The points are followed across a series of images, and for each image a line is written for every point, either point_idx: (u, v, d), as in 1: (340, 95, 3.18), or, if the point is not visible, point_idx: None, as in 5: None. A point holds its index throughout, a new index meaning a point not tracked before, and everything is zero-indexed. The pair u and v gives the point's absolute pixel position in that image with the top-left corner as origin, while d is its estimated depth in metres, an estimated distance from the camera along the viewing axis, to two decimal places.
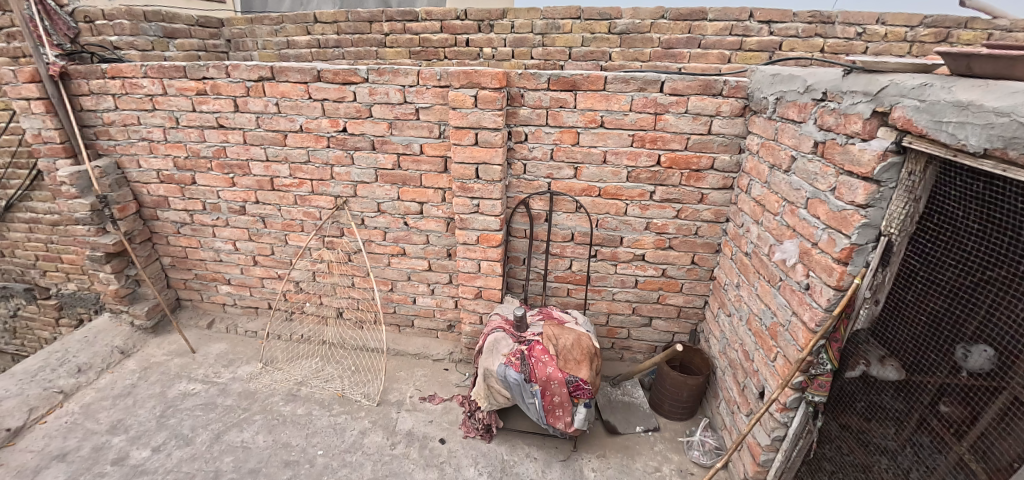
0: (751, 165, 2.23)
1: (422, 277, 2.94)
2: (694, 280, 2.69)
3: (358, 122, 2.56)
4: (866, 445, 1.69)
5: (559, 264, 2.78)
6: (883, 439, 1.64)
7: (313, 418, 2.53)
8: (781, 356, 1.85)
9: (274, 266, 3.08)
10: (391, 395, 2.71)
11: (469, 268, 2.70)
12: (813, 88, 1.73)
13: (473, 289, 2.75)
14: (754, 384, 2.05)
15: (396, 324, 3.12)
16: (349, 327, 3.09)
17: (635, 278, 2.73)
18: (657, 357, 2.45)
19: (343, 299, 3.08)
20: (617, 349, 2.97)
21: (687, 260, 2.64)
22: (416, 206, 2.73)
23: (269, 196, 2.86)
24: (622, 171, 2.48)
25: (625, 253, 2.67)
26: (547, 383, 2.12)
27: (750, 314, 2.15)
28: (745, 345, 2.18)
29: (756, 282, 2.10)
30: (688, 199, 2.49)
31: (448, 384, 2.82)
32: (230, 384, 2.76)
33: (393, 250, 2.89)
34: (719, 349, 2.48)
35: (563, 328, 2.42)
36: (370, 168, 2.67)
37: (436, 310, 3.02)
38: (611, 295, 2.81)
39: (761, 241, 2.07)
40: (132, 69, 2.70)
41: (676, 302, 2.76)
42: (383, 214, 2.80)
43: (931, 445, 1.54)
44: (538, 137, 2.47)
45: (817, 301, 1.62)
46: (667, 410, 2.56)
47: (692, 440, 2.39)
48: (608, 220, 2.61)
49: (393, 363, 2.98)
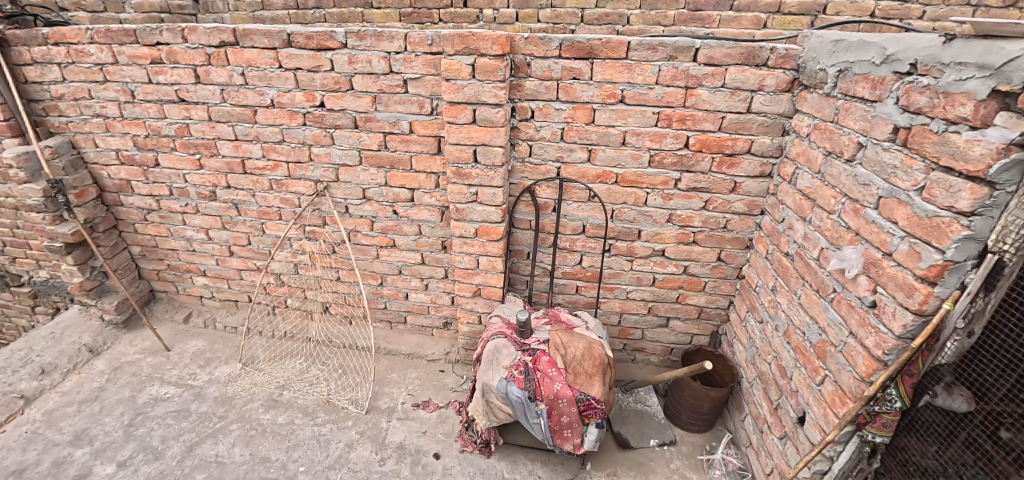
0: (798, 150, 1.89)
1: (415, 272, 2.65)
2: (719, 279, 2.40)
3: (337, 96, 2.20)
4: (905, 465, 1.41)
5: (568, 259, 2.48)
6: (924, 458, 1.35)
7: (296, 429, 2.31)
8: (831, 381, 1.58)
9: (252, 257, 2.80)
10: (381, 401, 2.49)
11: (466, 264, 2.42)
12: (894, 58, 1.37)
13: (471, 286, 2.47)
14: (791, 407, 1.79)
15: (387, 320, 2.87)
16: (336, 322, 2.84)
17: (653, 276, 2.45)
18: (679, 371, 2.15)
19: (328, 293, 2.81)
20: (629, 351, 2.71)
21: (712, 257, 2.34)
22: (407, 193, 2.42)
23: (240, 180, 2.55)
24: (643, 155, 2.14)
25: (642, 248, 2.38)
26: (554, 402, 1.87)
27: (789, 325, 1.86)
28: (780, 360, 1.91)
29: (798, 290, 1.81)
30: (718, 188, 2.17)
31: (444, 388, 2.59)
32: (207, 387, 2.53)
33: (382, 242, 2.59)
34: (746, 358, 2.21)
35: (572, 335, 2.15)
36: (352, 148, 2.33)
37: (430, 306, 2.76)
38: (625, 294, 2.53)
39: (809, 243, 1.76)
40: (76, 34, 2.32)
41: (697, 302, 2.48)
42: (369, 202, 2.48)
43: (976, 469, 1.20)
44: (546, 115, 2.12)
45: (888, 325, 1.33)
46: (684, 421, 2.32)
47: (713, 459, 2.15)
48: (624, 211, 2.29)
49: (385, 364, 2.75)
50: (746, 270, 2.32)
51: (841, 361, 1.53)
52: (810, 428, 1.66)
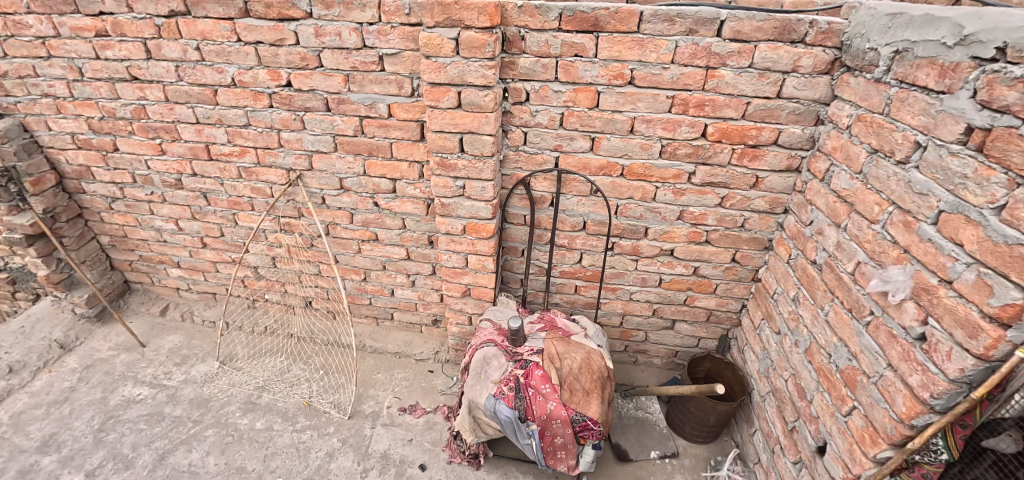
0: (835, 144, 1.64)
1: (400, 268, 2.48)
2: (732, 281, 2.18)
3: (305, 74, 1.94)
4: None
5: (566, 258, 2.27)
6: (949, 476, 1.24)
7: (274, 435, 2.18)
8: (860, 415, 1.39)
9: (227, 249, 2.65)
10: (365, 405, 2.35)
11: (454, 263, 2.22)
12: (974, 39, 1.10)
13: (460, 286, 2.28)
14: (809, 434, 1.61)
15: (373, 316, 2.72)
16: (319, 317, 2.69)
17: (659, 276, 2.24)
18: (687, 388, 1.95)
19: (309, 288, 2.65)
20: (630, 352, 2.54)
21: (726, 258, 2.12)
22: (388, 184, 2.20)
23: (207, 167, 2.34)
24: (653, 145, 1.88)
25: (649, 247, 2.16)
26: (547, 423, 1.70)
27: (811, 342, 1.66)
28: (798, 379, 1.72)
29: (826, 306, 1.61)
30: (737, 184, 1.94)
31: (432, 391, 2.45)
32: (182, 389, 2.40)
33: (363, 236, 2.40)
34: (758, 369, 2.02)
35: (568, 345, 1.97)
36: (325, 133, 2.10)
37: (418, 303, 2.59)
38: (627, 294, 2.33)
39: (843, 254, 1.53)
40: (10, 2, 2.03)
41: (706, 304, 2.28)
42: (347, 193, 2.28)
43: None
44: (543, 98, 1.85)
45: (940, 365, 1.12)
46: (688, 432, 2.16)
47: (717, 475, 2.00)
48: (630, 206, 2.06)
49: (370, 363, 2.61)
50: (763, 274, 2.10)
51: (874, 394, 1.34)
52: (831, 462, 1.48)
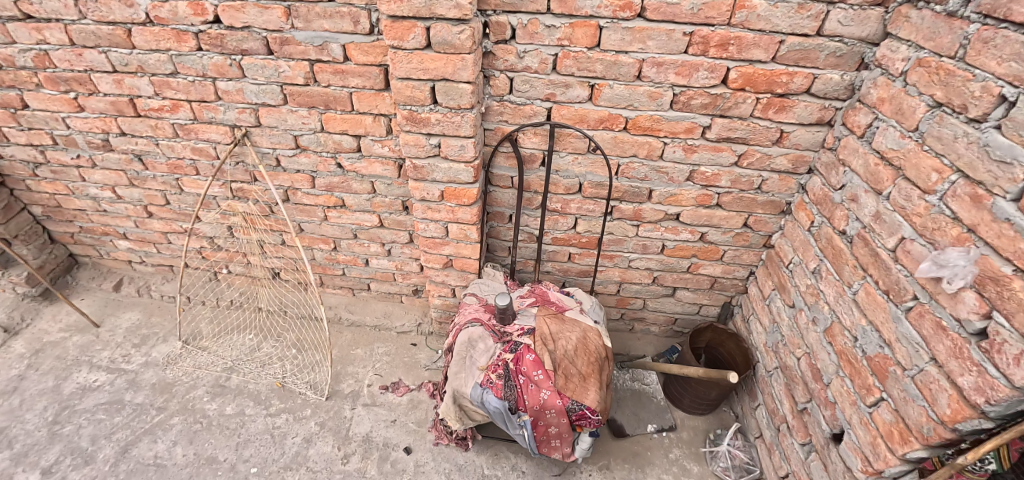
0: (884, 95, 1.37)
1: (373, 236, 2.22)
2: (741, 247, 1.99)
3: (234, 7, 1.55)
4: None
5: (560, 224, 2.03)
6: None
7: (246, 421, 2.03)
8: (889, 409, 1.25)
9: (176, 218, 2.37)
10: (344, 384, 2.19)
11: (432, 232, 1.97)
12: None
13: (441, 258, 2.05)
14: (823, 419, 1.49)
15: (348, 287, 2.50)
16: (289, 289, 2.48)
17: (662, 243, 2.03)
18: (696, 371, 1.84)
19: (274, 259, 2.39)
20: (627, 320, 2.38)
21: (737, 223, 1.91)
22: (350, 142, 1.87)
23: (136, 125, 1.98)
24: (664, 93, 1.58)
25: (652, 212, 1.92)
26: (541, 413, 1.56)
27: (833, 322, 1.50)
28: (813, 360, 1.58)
29: (855, 284, 1.43)
30: (758, 139, 1.67)
31: (415, 366, 2.29)
32: (143, 373, 2.21)
33: (328, 202, 2.11)
34: (765, 342, 1.89)
35: (562, 323, 1.79)
36: (270, 82, 1.74)
37: (396, 274, 2.37)
38: (626, 262, 2.13)
39: (883, 229, 1.33)
40: None
41: (711, 271, 2.09)
42: (304, 152, 1.96)
43: None
44: (532, 35, 1.50)
45: (1005, 370, 0.95)
46: (687, 405, 2.05)
47: (716, 451, 1.89)
48: (632, 165, 1.79)
49: (347, 337, 2.42)
50: (776, 240, 1.90)
51: (910, 389, 1.19)
52: (848, 452, 1.37)
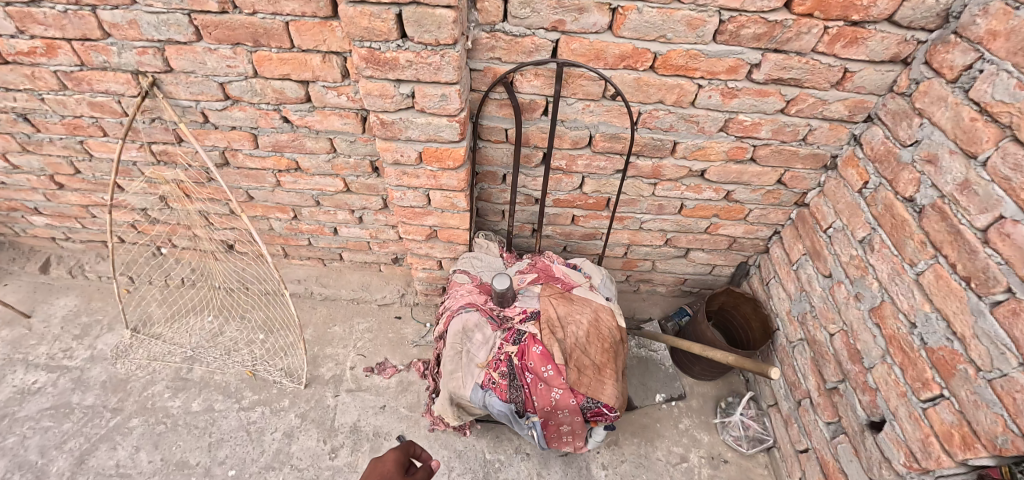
0: (999, 26, 1.04)
1: (339, 202, 1.86)
2: (769, 206, 1.74)
3: None
4: None
5: (564, 184, 1.71)
6: None
7: (216, 418, 1.82)
8: (951, 409, 1.11)
9: (94, 189, 1.94)
10: (324, 368, 1.98)
11: (411, 202, 1.63)
12: None
13: (424, 229, 1.73)
14: (859, 403, 1.37)
15: (317, 257, 2.19)
16: (249, 262, 2.16)
17: (681, 203, 1.76)
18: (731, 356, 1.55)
19: (226, 231, 2.07)
20: (633, 282, 2.18)
21: (770, 179, 1.64)
22: (295, 90, 1.44)
23: (4, 74, 1.47)
24: (708, 21, 1.20)
25: (673, 168, 1.61)
26: (552, 413, 1.39)
27: (885, 302, 1.32)
28: (851, 339, 1.42)
29: (919, 263, 1.22)
30: (815, 80, 1.34)
31: (401, 343, 2.08)
32: (90, 370, 1.95)
33: (279, 164, 1.72)
34: (789, 311, 1.72)
35: (571, 305, 1.55)
36: (171, 9, 1.25)
37: (371, 242, 2.06)
38: (637, 224, 1.87)
39: (972, 203, 1.09)
40: None
41: (731, 232, 1.86)
42: (238, 105, 1.53)
43: None
44: None
45: None
46: (697, 373, 1.94)
47: (728, 422, 1.82)
48: (656, 114, 1.44)
49: (322, 314, 2.16)
50: (813, 199, 1.66)
51: (984, 393, 1.03)
52: (888, 443, 1.26)
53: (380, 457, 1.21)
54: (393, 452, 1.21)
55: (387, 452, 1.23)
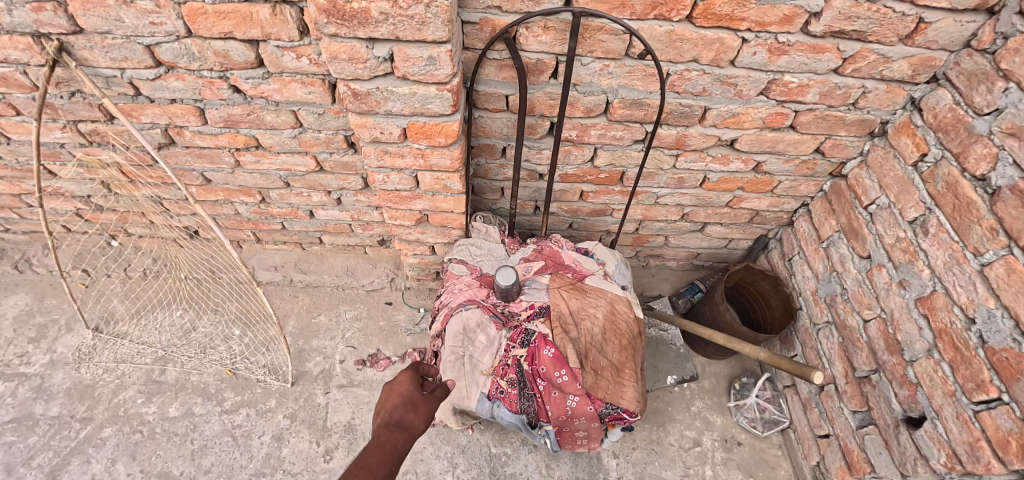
0: None
1: (312, 183, 1.61)
2: (801, 177, 1.56)
3: None
4: None
5: (573, 157, 1.48)
6: None
7: (197, 423, 1.68)
8: (1010, 417, 0.99)
9: (22, 176, 1.66)
10: (311, 363, 1.82)
11: (398, 185, 1.36)
12: None
13: (414, 214, 1.49)
14: (894, 397, 1.28)
15: (294, 241, 1.97)
16: (218, 249, 1.97)
17: (703, 175, 1.56)
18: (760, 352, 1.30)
19: (189, 218, 1.83)
20: (642, 257, 2.03)
21: (808, 149, 1.44)
22: (241, 51, 1.15)
23: None
24: None
25: (699, 138, 1.39)
26: (567, 422, 1.26)
27: (937, 293, 1.18)
28: (891, 328, 1.30)
29: (986, 253, 1.06)
30: (883, 32, 1.09)
31: (394, 332, 1.92)
32: (51, 376, 1.77)
33: (235, 142, 1.45)
34: (816, 291, 1.60)
35: (584, 298, 1.39)
36: None
37: (353, 225, 1.83)
38: (653, 199, 1.67)
39: None
40: None
41: (754, 205, 1.69)
42: (174, 73, 1.24)
43: None
44: None
45: None
46: (711, 354, 1.84)
47: (743, 404, 1.75)
48: (688, 75, 1.20)
49: (305, 302, 1.97)
50: (852, 170, 1.48)
51: None
52: (927, 441, 1.18)
53: (395, 378, 1.13)
54: (406, 372, 1.12)
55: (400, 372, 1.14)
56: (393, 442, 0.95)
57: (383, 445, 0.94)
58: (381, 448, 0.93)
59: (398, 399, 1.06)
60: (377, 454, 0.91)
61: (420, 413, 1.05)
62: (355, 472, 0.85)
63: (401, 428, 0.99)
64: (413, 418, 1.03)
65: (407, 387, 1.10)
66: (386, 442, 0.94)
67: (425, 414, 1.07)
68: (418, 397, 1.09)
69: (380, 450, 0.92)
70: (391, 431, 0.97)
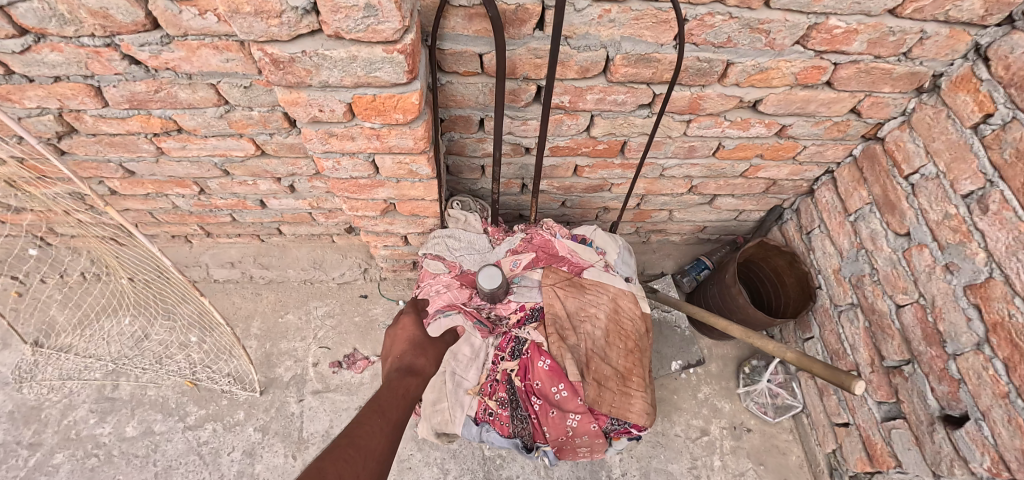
0: None
1: (255, 170, 1.36)
2: (829, 141, 1.34)
3: None
4: None
5: (565, 129, 1.24)
6: None
7: (159, 442, 1.52)
8: None
9: None
10: (282, 368, 1.64)
11: (354, 173, 1.12)
12: None
13: (380, 204, 1.26)
14: (931, 391, 1.15)
15: (250, 233, 1.73)
16: (170, 243, 1.78)
17: (717, 143, 1.33)
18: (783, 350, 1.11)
19: (123, 213, 1.59)
20: (642, 233, 1.84)
21: (842, 109, 1.21)
22: (121, 8, 0.85)
23: None
24: None
25: (717, 100, 1.15)
26: (568, 442, 1.11)
27: (995, 280, 1.01)
28: (930, 316, 1.15)
29: None
30: None
31: (372, 327, 1.73)
32: None
33: (151, 126, 1.18)
34: (839, 269, 1.43)
35: (583, 297, 1.21)
36: None
37: (314, 213, 1.59)
38: (658, 171, 1.45)
39: None
40: None
41: (772, 174, 1.48)
42: (47, 43, 0.94)
43: None
44: None
45: None
46: (718, 336, 1.70)
47: (754, 389, 1.63)
48: (711, 21, 0.94)
49: (270, 300, 1.77)
50: (891, 132, 1.27)
51: None
52: (969, 442, 1.06)
53: (397, 326, 1.07)
54: (409, 319, 1.06)
55: (401, 319, 1.09)
56: (406, 385, 0.86)
57: (396, 389, 0.85)
58: (394, 391, 0.83)
59: (405, 345, 1.00)
60: (390, 397, 0.81)
61: (429, 358, 0.98)
62: (367, 414, 0.75)
63: (413, 371, 0.91)
64: (423, 363, 0.96)
65: (413, 333, 1.03)
66: (399, 385, 0.85)
67: (434, 359, 1.00)
68: (426, 342, 1.03)
69: (394, 394, 0.83)
70: (402, 374, 0.89)
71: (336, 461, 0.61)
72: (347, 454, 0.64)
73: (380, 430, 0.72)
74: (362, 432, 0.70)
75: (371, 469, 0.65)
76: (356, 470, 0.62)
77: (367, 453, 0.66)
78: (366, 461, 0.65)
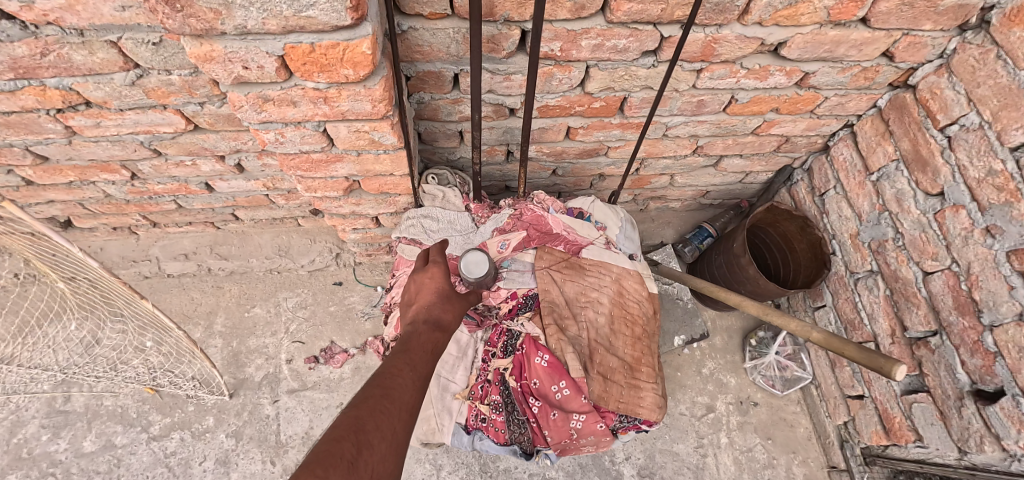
0: None
1: (192, 148, 1.15)
2: (853, 91, 1.18)
3: None
4: None
5: (554, 84, 1.05)
6: None
7: (123, 456, 1.38)
8: None
9: None
10: (252, 367, 1.50)
11: (306, 148, 0.93)
12: None
13: (342, 183, 1.08)
14: (962, 365, 1.07)
15: (203, 220, 1.54)
16: (113, 236, 1.59)
17: (729, 97, 1.16)
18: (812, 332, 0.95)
19: (49, 205, 1.38)
20: (640, 200, 1.70)
21: (876, 51, 1.04)
22: None
23: None
24: None
25: (734, 44, 0.97)
26: (572, 444, 0.99)
27: None
28: (965, 284, 1.04)
29: None
30: None
31: (349, 317, 1.58)
32: None
33: (49, 100, 0.96)
34: (858, 234, 1.31)
35: (583, 280, 1.07)
36: None
37: (271, 195, 1.40)
38: (660, 132, 1.28)
39: None
40: None
41: (787, 130, 1.32)
42: None
43: None
44: None
45: None
46: (723, 307, 1.59)
47: (761, 363, 1.54)
48: None
49: (233, 293, 1.60)
50: (925, 78, 1.11)
51: None
52: (1003, 418, 0.98)
53: (424, 269, 0.93)
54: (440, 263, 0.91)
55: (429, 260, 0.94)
56: (435, 340, 0.77)
57: (425, 343, 0.75)
58: (423, 346, 0.74)
59: (434, 294, 0.87)
60: (421, 350, 0.72)
61: (457, 314, 0.88)
62: (399, 365, 0.66)
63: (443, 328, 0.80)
64: (450, 320, 0.86)
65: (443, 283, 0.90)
66: (429, 340, 0.75)
67: (460, 315, 0.90)
68: (455, 294, 0.91)
69: (423, 348, 0.74)
70: (432, 329, 0.79)
71: (372, 411, 0.54)
72: (382, 406, 0.56)
73: (413, 383, 0.64)
74: (395, 383, 0.61)
75: (405, 424, 0.57)
76: (392, 424, 0.55)
77: (403, 406, 0.58)
78: (400, 414, 0.57)
